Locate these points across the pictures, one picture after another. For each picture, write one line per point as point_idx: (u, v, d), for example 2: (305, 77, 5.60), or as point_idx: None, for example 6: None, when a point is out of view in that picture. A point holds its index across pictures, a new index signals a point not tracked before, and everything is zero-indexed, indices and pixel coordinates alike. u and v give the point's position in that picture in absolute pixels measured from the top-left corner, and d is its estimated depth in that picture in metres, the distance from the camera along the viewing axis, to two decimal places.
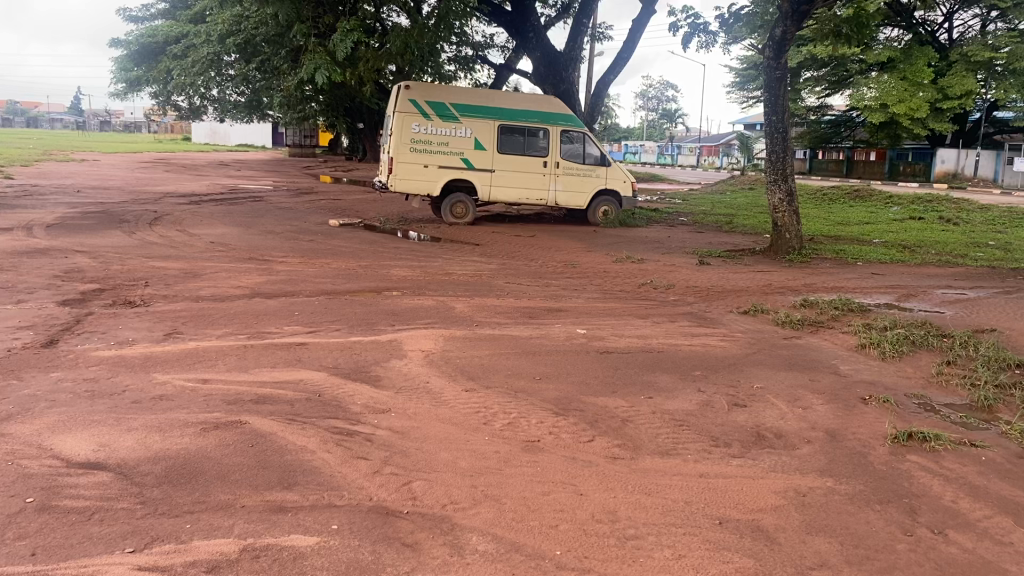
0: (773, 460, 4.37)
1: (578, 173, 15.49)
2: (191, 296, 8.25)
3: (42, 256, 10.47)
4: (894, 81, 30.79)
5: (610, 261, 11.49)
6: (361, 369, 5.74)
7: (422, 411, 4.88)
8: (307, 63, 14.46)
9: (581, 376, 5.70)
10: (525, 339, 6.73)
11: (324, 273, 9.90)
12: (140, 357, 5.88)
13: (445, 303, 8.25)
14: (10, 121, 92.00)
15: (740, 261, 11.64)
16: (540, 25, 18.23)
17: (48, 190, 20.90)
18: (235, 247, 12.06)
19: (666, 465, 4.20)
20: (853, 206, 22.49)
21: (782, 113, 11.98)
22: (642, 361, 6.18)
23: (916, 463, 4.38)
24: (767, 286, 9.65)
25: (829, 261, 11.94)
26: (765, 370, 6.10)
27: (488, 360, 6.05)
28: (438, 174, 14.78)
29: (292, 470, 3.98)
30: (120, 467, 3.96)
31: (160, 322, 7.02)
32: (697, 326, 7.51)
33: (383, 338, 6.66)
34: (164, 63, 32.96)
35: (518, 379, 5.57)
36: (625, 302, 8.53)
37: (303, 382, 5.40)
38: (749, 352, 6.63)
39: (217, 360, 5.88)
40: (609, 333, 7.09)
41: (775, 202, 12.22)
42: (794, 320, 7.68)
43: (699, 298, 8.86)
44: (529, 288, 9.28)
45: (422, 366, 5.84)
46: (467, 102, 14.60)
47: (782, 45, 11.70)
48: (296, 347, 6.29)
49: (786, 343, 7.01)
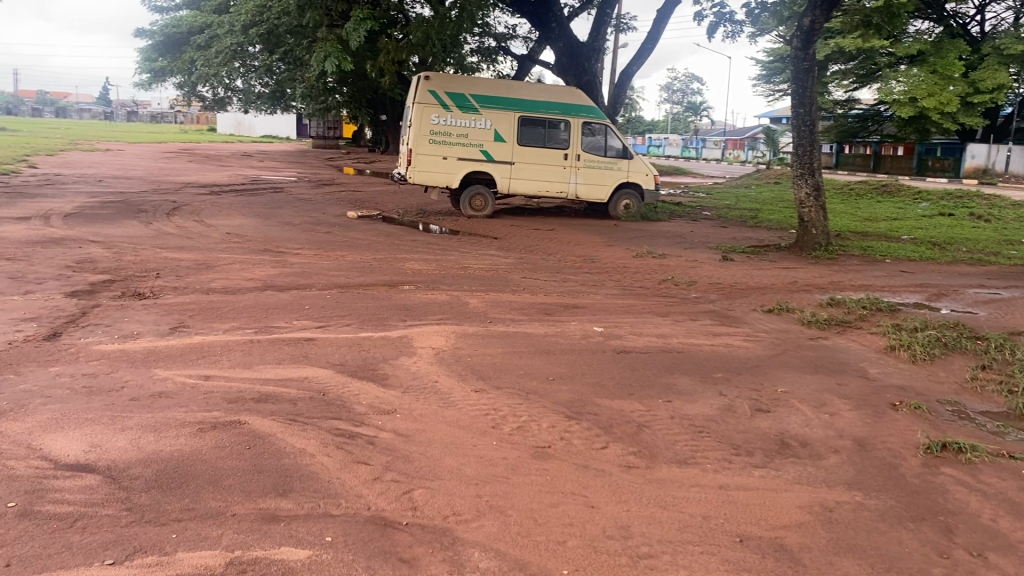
0: (798, 471, 4.13)
1: (600, 166, 15.18)
2: (201, 289, 8.10)
3: (57, 245, 10.38)
4: (923, 75, 30.22)
5: (630, 256, 11.23)
6: (369, 366, 5.55)
7: (428, 412, 4.67)
8: (317, 52, 14.32)
9: (597, 377, 5.47)
10: (540, 337, 6.50)
11: (339, 266, 9.73)
12: (143, 351, 5.72)
13: (459, 298, 8.04)
14: (39, 111, 92.90)
15: (764, 257, 11.35)
16: (563, 15, 17.93)
17: (70, 179, 20.94)
18: (251, 238, 11.93)
19: (682, 476, 3.97)
20: (880, 202, 22.01)
21: (809, 105, 11.63)
22: (661, 361, 5.94)
23: (951, 477, 4.11)
24: (792, 284, 9.35)
25: (856, 258, 11.59)
26: (790, 373, 5.83)
27: (501, 358, 5.84)
28: (457, 166, 14.58)
29: (288, 476, 3.79)
30: (110, 469, 3.79)
31: (168, 315, 6.87)
32: (719, 325, 7.24)
33: (394, 334, 6.45)
34: (188, 54, 33.01)
35: (531, 380, 5.35)
36: (644, 299, 8.28)
37: (308, 379, 5.22)
38: (773, 353, 6.36)
39: (221, 355, 5.71)
40: (627, 331, 6.85)
41: (802, 197, 11.90)
42: (821, 320, 7.39)
43: (722, 296, 8.59)
44: (547, 284, 9.05)
45: (432, 365, 5.64)
46: (487, 93, 14.38)
47: (810, 36, 11.34)
48: (304, 343, 6.10)
49: (812, 344, 6.73)
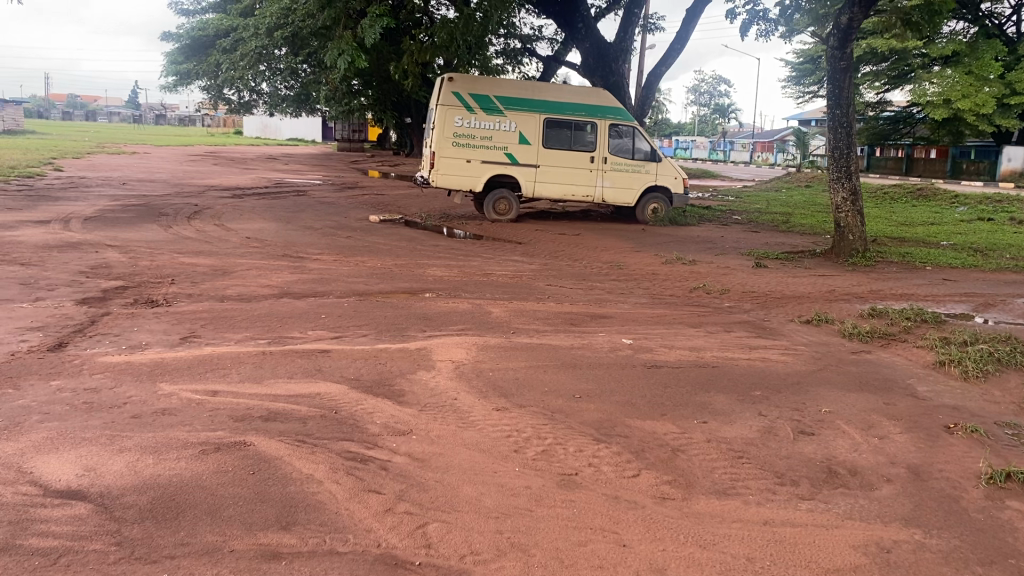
0: (849, 504, 3.77)
1: (627, 168, 14.83)
2: (216, 296, 7.87)
3: (73, 250, 10.22)
4: (958, 76, 29.57)
5: (658, 262, 10.87)
6: (385, 381, 5.26)
7: (446, 433, 4.36)
8: (333, 50, 14.13)
9: (627, 395, 5.14)
10: (566, 350, 6.17)
11: (358, 272, 9.47)
12: (151, 363, 5.47)
13: (481, 306, 7.73)
14: (69, 114, 93.69)
15: (799, 264, 10.96)
16: (590, 16, 17.59)
17: (95, 183, 20.92)
18: (270, 242, 11.71)
19: (722, 510, 3.63)
20: (916, 206, 21.47)
21: (846, 107, 11.22)
22: (694, 378, 5.59)
23: (1019, 513, 3.73)
24: (830, 293, 8.96)
25: (895, 265, 11.15)
26: (833, 391, 5.46)
27: (524, 373, 5.52)
28: (481, 169, 14.28)
29: (293, 506, 3.49)
30: (102, 497, 3.52)
31: (179, 324, 6.62)
32: (755, 338, 6.88)
33: (412, 346, 6.15)
34: (214, 57, 33.11)
35: (556, 397, 5.03)
36: (675, 308, 7.93)
37: (321, 396, 4.94)
38: (815, 369, 5.99)
39: (231, 368, 5.44)
40: (657, 343, 6.50)
41: (838, 201, 11.47)
42: (863, 332, 6.99)
43: (757, 305, 8.22)
44: (573, 292, 8.74)
45: (451, 380, 5.33)
46: (512, 95, 14.10)
47: (848, 34, 10.93)
48: (318, 355, 5.83)
49: (854, 359, 6.35)
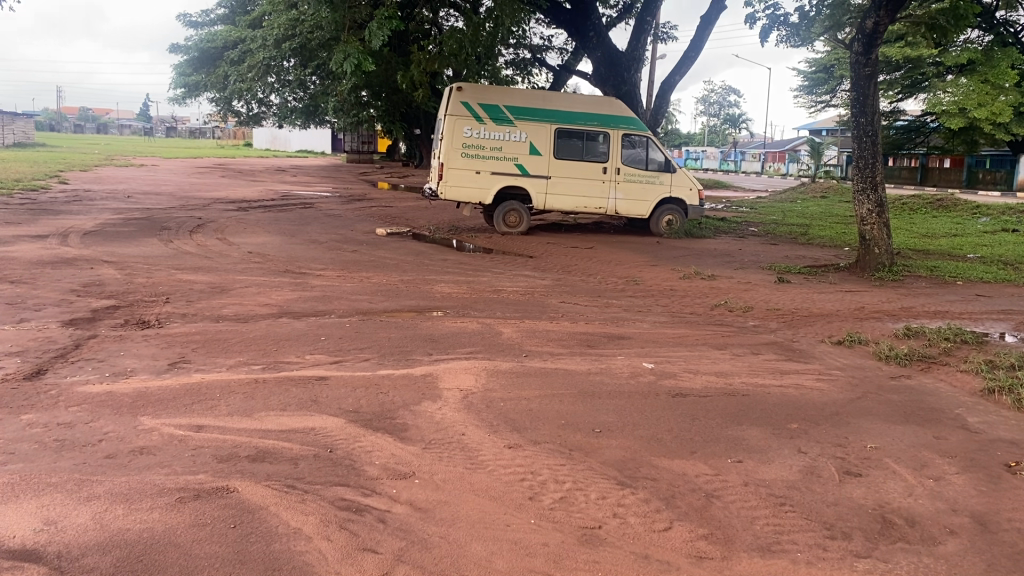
0: (912, 563, 3.31)
1: (640, 179, 14.39)
2: (212, 316, 7.45)
3: (67, 266, 9.85)
4: (973, 84, 29.00)
5: (676, 276, 10.42)
6: (386, 413, 4.81)
7: (453, 476, 3.92)
8: (338, 54, 13.75)
9: (652, 429, 4.67)
10: (583, 376, 5.71)
11: (362, 289, 9.04)
12: (134, 393, 5.04)
13: (491, 327, 7.28)
14: (80, 126, 94.02)
15: (823, 278, 10.48)
16: (601, 24, 17.16)
17: (99, 195, 20.59)
18: (272, 258, 11.31)
19: (769, 572, 3.16)
20: (936, 216, 20.96)
21: (872, 115, 10.75)
22: (724, 408, 5.13)
23: None
24: (860, 310, 8.48)
25: (924, 280, 10.64)
26: (876, 423, 4.99)
27: (537, 403, 5.07)
28: (491, 180, 13.85)
29: (277, 569, 3.05)
30: (60, 559, 3.08)
31: (168, 348, 6.19)
32: (786, 361, 6.41)
33: (417, 372, 5.71)
34: (222, 68, 32.95)
35: (573, 432, 4.57)
36: (697, 328, 7.46)
37: (317, 431, 4.49)
38: (854, 398, 5.51)
39: (219, 399, 5.00)
40: (682, 368, 6.04)
41: (863, 213, 10.98)
42: (900, 355, 6.52)
43: (784, 324, 7.75)
44: (588, 309, 8.29)
45: (459, 411, 4.87)
46: (522, 105, 13.70)
47: (872, 39, 10.49)
48: (315, 383, 5.39)
49: (894, 386, 5.88)
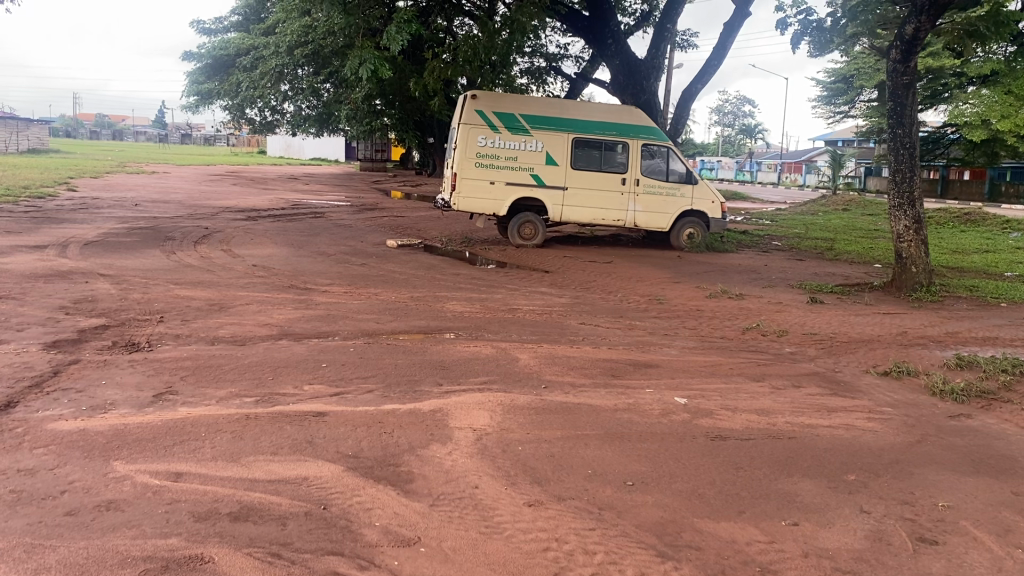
0: None
1: (660, 191, 13.83)
2: (207, 338, 6.94)
3: (62, 280, 9.38)
4: (998, 95, 28.27)
5: (702, 295, 9.84)
6: (390, 459, 4.25)
7: (465, 545, 3.37)
8: (353, 59, 13.20)
9: (691, 481, 4.12)
10: (609, 414, 5.14)
11: (370, 307, 8.52)
12: (111, 432, 4.51)
13: (506, 352, 6.72)
14: (96, 133, 94.41)
15: (857, 299, 9.89)
16: (620, 31, 16.61)
17: (106, 203, 20.19)
18: (277, 271, 10.81)
19: None
20: (966, 231, 20.30)
21: (910, 126, 10.16)
22: (770, 455, 4.56)
23: None
24: (903, 336, 7.88)
25: (964, 301, 10.03)
26: (943, 475, 4.41)
27: (558, 447, 4.51)
28: (505, 191, 13.32)
29: None
30: None
31: (155, 376, 5.67)
32: (831, 397, 5.82)
33: (425, 408, 5.15)
34: (235, 76, 32.63)
35: (601, 485, 4.01)
36: (729, 355, 6.89)
37: (311, 482, 3.96)
38: (913, 443, 4.93)
39: (204, 440, 4.46)
40: (718, 404, 5.47)
41: (900, 230, 10.38)
42: (958, 390, 5.91)
43: (823, 352, 7.17)
44: (611, 332, 7.74)
45: (471, 458, 4.32)
46: (539, 113, 13.18)
47: (913, 45, 9.88)
48: (312, 420, 4.85)
49: (955, 427, 5.28)
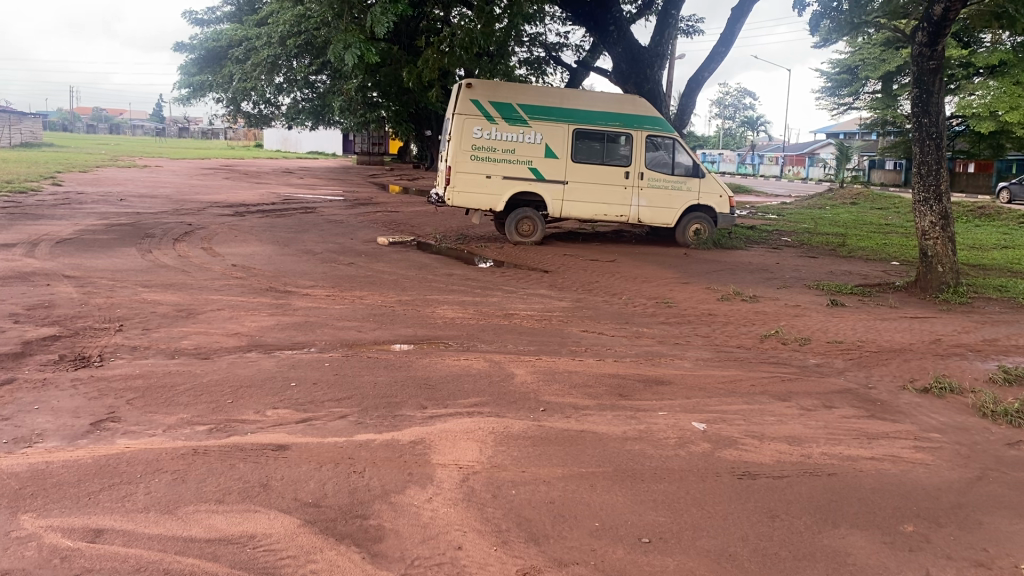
0: None
1: (666, 185, 13.12)
2: (167, 349, 6.23)
3: (23, 282, 8.66)
4: (1006, 87, 27.56)
5: (713, 297, 9.14)
6: (357, 510, 3.55)
7: None
8: (339, 46, 12.38)
9: (721, 537, 3.42)
10: (619, 445, 4.43)
11: (353, 312, 7.81)
12: (29, 475, 3.80)
13: (500, 366, 6.01)
14: (92, 128, 93.41)
15: (880, 301, 9.20)
16: (622, 17, 15.84)
17: (90, 198, 19.47)
18: (258, 271, 10.10)
19: None
20: (980, 225, 19.55)
21: (936, 114, 9.44)
22: (811, 499, 3.85)
23: None
24: (937, 345, 7.15)
25: (994, 303, 9.32)
26: (1017, 524, 3.70)
27: (560, 491, 3.80)
28: (503, 186, 12.59)
29: None
30: None
31: (97, 399, 4.95)
32: (868, 420, 5.10)
33: (404, 438, 4.43)
34: (227, 67, 31.89)
35: (611, 544, 3.31)
36: (749, 368, 6.19)
37: (257, 542, 3.25)
38: (975, 480, 4.21)
39: (138, 483, 3.74)
40: (742, 431, 4.76)
41: (925, 226, 9.66)
42: (1014, 413, 5.19)
43: (852, 363, 6.46)
44: (616, 340, 7.03)
45: (456, 507, 3.60)
46: (538, 103, 12.44)
47: (940, 28, 9.13)
48: (271, 455, 4.14)
49: (1018, 458, 4.56)
